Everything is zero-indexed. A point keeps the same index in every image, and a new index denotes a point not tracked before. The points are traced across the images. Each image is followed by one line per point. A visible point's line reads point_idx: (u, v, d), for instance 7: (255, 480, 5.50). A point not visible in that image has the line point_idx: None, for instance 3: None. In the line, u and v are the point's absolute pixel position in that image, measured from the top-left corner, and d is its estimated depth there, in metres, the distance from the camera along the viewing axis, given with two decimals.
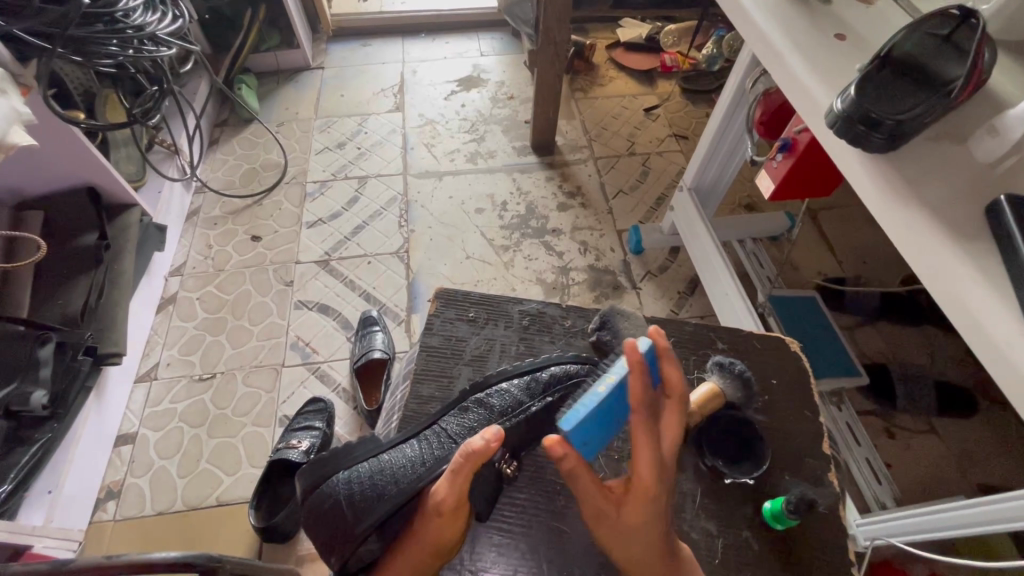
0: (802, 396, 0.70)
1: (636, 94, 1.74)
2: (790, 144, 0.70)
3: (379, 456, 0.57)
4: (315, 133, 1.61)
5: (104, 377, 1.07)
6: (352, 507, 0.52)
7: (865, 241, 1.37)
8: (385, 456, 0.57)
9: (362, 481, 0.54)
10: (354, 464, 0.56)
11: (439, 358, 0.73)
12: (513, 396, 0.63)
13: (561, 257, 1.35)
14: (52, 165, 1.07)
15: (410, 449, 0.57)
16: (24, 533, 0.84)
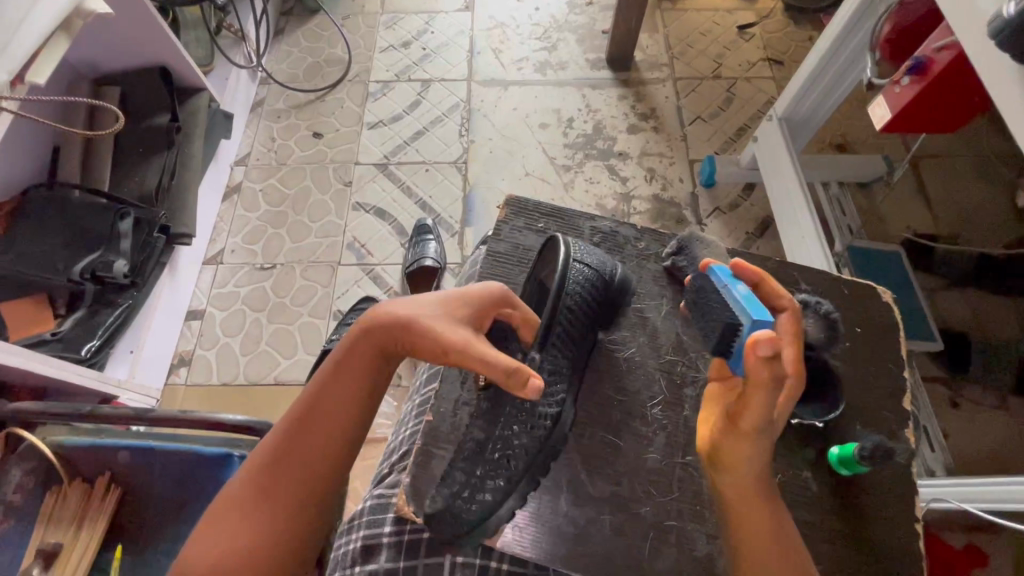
0: (888, 348, 0.64)
1: (731, 9, 1.55)
2: (923, 65, 0.61)
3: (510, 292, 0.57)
4: (380, 29, 1.54)
5: (176, 255, 1.13)
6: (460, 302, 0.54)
7: (973, 197, 1.22)
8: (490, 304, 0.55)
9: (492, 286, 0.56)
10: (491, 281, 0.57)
11: (505, 264, 0.67)
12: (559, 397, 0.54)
13: (624, 183, 1.29)
14: (128, 39, 1.08)
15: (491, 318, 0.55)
16: (112, 384, 0.94)
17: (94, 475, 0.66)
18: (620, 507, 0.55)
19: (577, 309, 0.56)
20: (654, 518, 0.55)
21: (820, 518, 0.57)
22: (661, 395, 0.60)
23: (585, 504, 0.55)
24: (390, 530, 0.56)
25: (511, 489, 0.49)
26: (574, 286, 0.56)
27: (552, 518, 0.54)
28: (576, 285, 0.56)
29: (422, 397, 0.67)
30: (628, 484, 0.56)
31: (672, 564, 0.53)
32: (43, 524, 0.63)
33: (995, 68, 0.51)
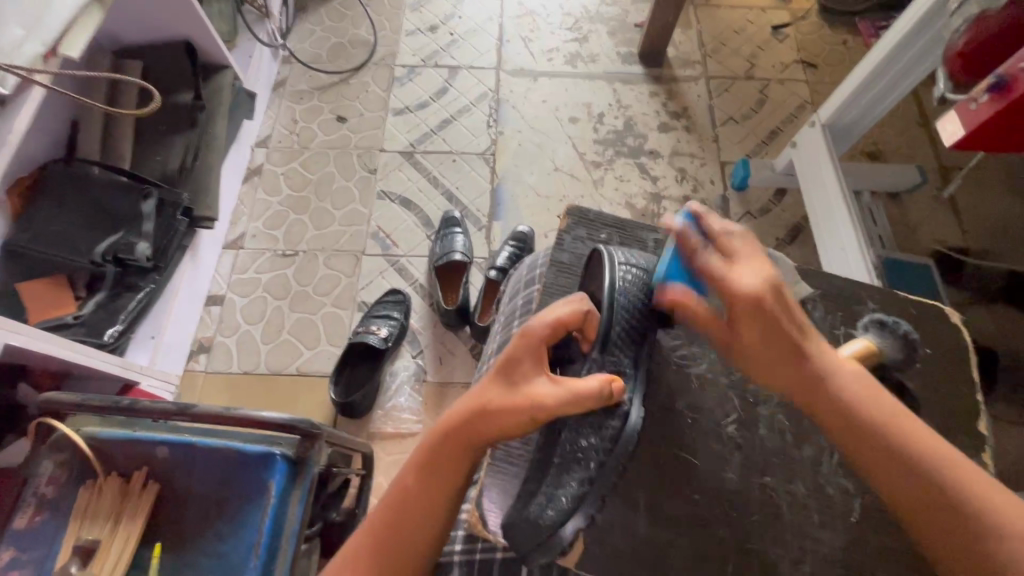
0: (957, 370, 0.63)
1: (765, 8, 1.52)
2: (1004, 85, 0.59)
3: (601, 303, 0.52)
4: (406, 12, 1.49)
5: (197, 239, 1.10)
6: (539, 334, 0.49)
7: (1005, 213, 1.22)
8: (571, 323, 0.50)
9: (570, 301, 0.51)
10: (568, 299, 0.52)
11: (568, 275, 0.65)
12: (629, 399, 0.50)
13: (654, 183, 1.27)
14: (153, 12, 1.04)
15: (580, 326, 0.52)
16: (133, 370, 0.92)
17: (129, 469, 0.64)
18: (699, 527, 0.55)
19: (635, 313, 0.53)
20: (734, 540, 0.54)
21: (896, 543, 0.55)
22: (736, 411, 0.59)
23: (665, 526, 0.55)
24: (461, 547, 0.57)
25: (586, 494, 0.44)
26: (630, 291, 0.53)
27: (621, 542, 0.54)
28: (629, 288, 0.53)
29: None
30: (706, 504, 0.55)
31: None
32: (78, 519, 0.61)
33: None
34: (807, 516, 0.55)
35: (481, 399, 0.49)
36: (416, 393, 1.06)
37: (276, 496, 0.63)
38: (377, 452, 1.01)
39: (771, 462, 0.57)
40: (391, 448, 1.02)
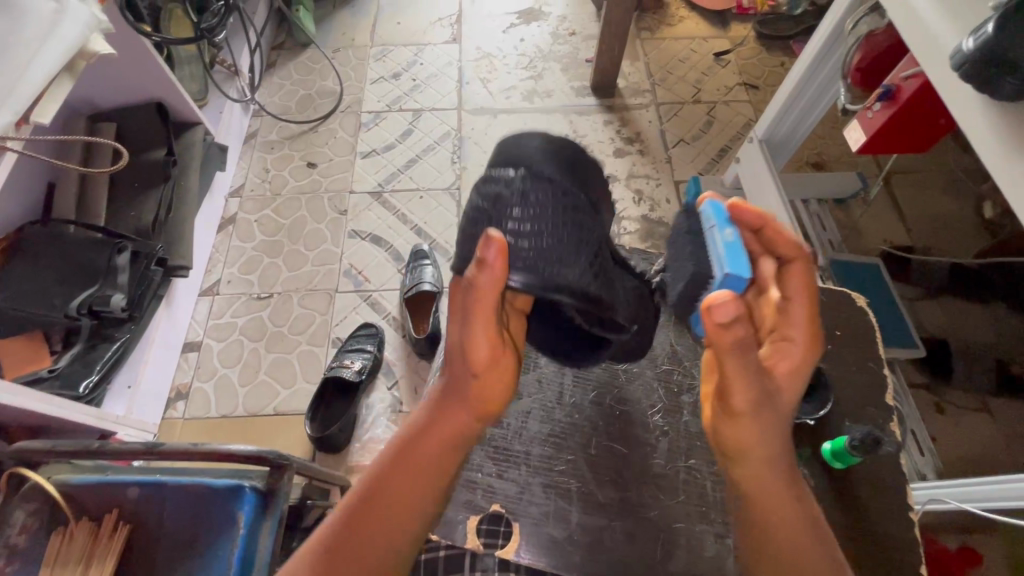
0: (864, 347, 0.67)
1: (706, 37, 1.63)
2: (891, 92, 0.70)
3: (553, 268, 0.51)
4: (370, 62, 1.58)
5: (173, 287, 1.13)
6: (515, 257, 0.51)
7: (941, 209, 1.29)
8: (560, 267, 0.51)
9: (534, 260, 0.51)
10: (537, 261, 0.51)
11: None
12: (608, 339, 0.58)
13: (613, 205, 1.33)
14: (125, 77, 1.10)
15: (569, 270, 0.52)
16: (110, 421, 0.92)
17: (101, 512, 0.66)
18: (630, 515, 0.59)
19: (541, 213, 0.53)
20: (663, 522, 0.59)
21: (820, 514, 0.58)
22: (661, 404, 0.65)
23: (596, 514, 0.59)
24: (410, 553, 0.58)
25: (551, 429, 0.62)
26: (523, 213, 0.53)
27: (559, 532, 0.58)
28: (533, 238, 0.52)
29: None
30: (636, 491, 0.60)
31: (688, 561, 0.57)
32: (49, 566, 0.62)
33: (956, 95, 0.55)
34: None
35: (473, 378, 0.55)
36: (392, 423, 1.07)
37: (245, 529, 0.63)
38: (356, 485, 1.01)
39: (693, 445, 0.63)
40: None
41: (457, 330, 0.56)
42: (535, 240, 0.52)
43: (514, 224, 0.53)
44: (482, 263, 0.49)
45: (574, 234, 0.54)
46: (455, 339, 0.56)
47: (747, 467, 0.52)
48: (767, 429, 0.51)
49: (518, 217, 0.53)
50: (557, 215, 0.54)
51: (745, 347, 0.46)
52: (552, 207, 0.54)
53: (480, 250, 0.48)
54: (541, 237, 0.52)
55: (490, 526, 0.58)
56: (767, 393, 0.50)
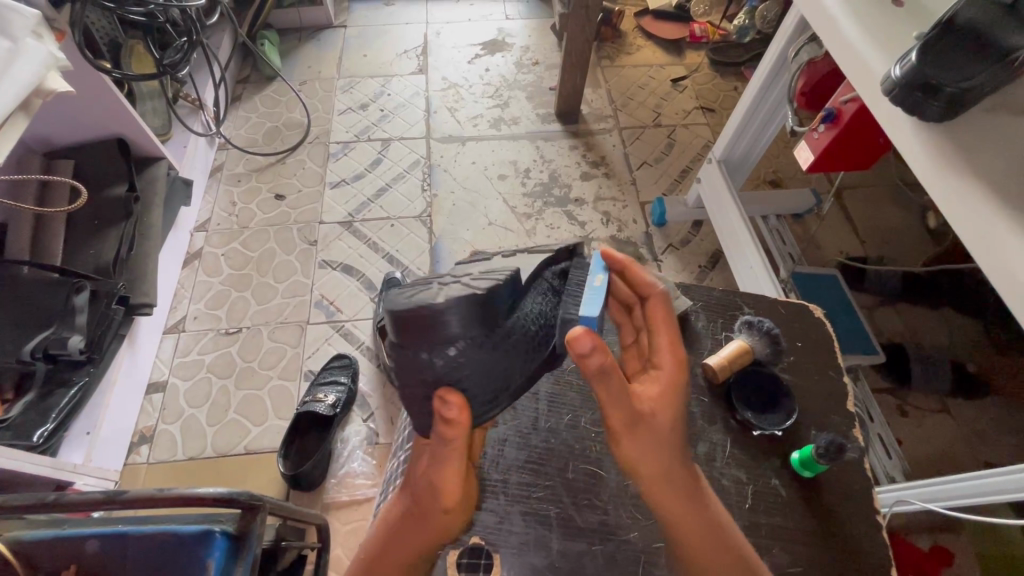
0: (824, 356, 0.70)
1: (663, 64, 1.71)
2: (834, 114, 0.75)
3: (465, 354, 0.49)
4: (338, 93, 1.59)
5: (135, 326, 1.09)
6: (434, 364, 0.49)
7: (888, 221, 1.36)
8: (470, 355, 0.49)
9: (454, 362, 0.49)
10: (449, 359, 0.48)
11: None
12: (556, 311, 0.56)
13: (582, 227, 1.36)
14: (84, 114, 1.08)
15: (476, 351, 0.49)
16: (66, 470, 0.87)
17: (58, 568, 0.62)
18: (610, 537, 0.59)
19: (472, 340, 0.48)
20: (643, 543, 0.58)
21: (792, 522, 0.59)
22: None
23: (576, 537, 0.59)
24: None
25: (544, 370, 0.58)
26: (453, 352, 0.48)
27: (539, 561, 0.57)
28: (442, 346, 0.48)
29: (405, 455, 0.69)
30: (614, 512, 0.60)
31: None
32: None
33: (889, 117, 0.59)
34: None
35: (444, 514, 0.52)
36: (369, 456, 1.05)
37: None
38: (333, 523, 0.98)
39: None
40: (348, 516, 0.99)
41: (424, 468, 0.53)
42: (470, 371, 0.50)
43: (444, 364, 0.49)
44: (447, 420, 0.49)
45: (479, 326, 0.48)
46: (419, 481, 0.54)
47: (647, 486, 0.53)
48: (656, 443, 0.53)
49: (451, 351, 0.48)
50: (485, 340, 0.49)
51: (610, 378, 0.50)
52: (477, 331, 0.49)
53: (439, 409, 0.49)
54: (478, 368, 0.50)
55: (470, 559, 0.57)
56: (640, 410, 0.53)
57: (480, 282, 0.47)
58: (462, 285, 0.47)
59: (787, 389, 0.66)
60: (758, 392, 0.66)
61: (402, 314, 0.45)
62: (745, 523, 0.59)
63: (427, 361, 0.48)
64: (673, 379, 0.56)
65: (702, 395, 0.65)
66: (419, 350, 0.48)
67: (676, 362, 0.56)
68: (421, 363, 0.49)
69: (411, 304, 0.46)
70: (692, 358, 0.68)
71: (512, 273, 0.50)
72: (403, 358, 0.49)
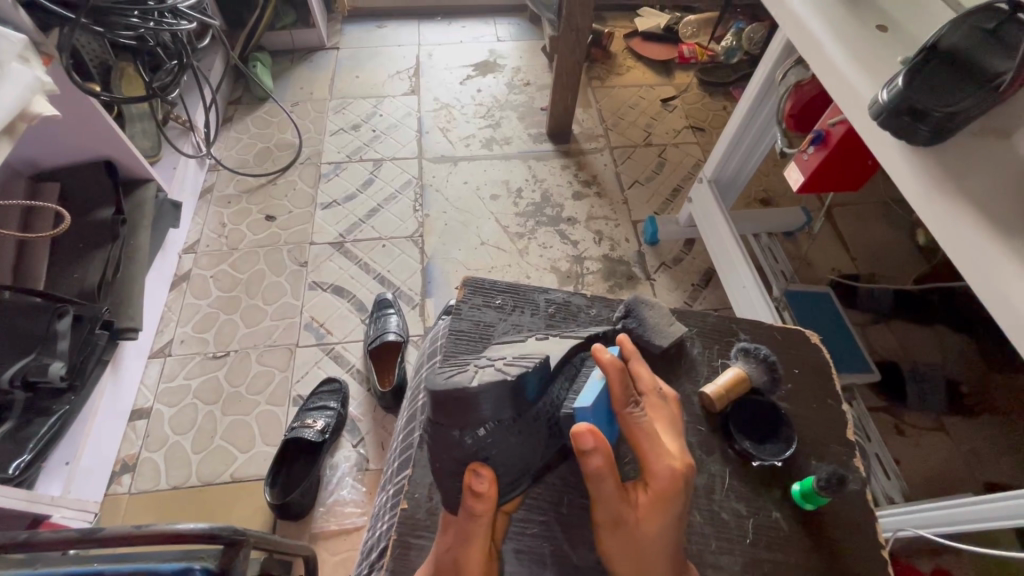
0: (822, 384, 0.69)
1: (653, 85, 1.73)
2: (823, 137, 0.76)
3: (495, 435, 0.49)
4: (330, 114, 1.60)
5: (120, 351, 1.07)
6: (466, 444, 0.48)
7: (878, 240, 1.37)
8: (500, 434, 0.49)
9: (486, 443, 0.48)
10: (480, 439, 0.48)
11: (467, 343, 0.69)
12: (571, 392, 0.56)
13: (575, 246, 1.35)
14: (71, 136, 1.07)
15: (506, 430, 0.49)
16: (43, 503, 0.84)
17: None
18: None
19: (501, 422, 0.49)
20: None
21: (794, 557, 0.58)
22: None
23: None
24: None
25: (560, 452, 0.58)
26: (483, 433, 0.48)
27: None
28: (476, 425, 0.47)
29: (395, 487, 0.67)
30: None
31: None
32: None
33: (878, 140, 0.58)
34: (707, 544, 0.57)
35: None
36: (359, 483, 1.02)
37: None
38: (321, 554, 0.95)
39: None
40: (337, 547, 0.96)
41: (447, 544, 0.49)
42: (498, 451, 0.49)
43: (473, 443, 0.48)
44: (475, 494, 0.47)
45: (512, 407, 0.49)
46: (441, 560, 0.49)
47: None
48: (640, 550, 0.48)
49: (481, 432, 0.48)
50: (514, 421, 0.50)
51: (605, 478, 0.46)
52: (507, 415, 0.49)
53: (469, 482, 0.47)
54: (505, 451, 0.50)
55: None
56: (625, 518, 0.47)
57: (512, 366, 0.48)
58: (497, 368, 0.48)
59: (785, 417, 0.65)
60: (756, 422, 0.65)
61: (442, 394, 0.45)
62: (747, 559, 0.57)
63: (459, 439, 0.48)
64: (668, 489, 0.48)
65: (699, 424, 0.64)
66: (458, 425, 0.47)
67: (672, 471, 0.48)
68: (451, 440, 0.48)
69: (451, 384, 0.46)
70: (689, 385, 0.67)
71: (544, 361, 0.51)
72: (436, 432, 0.48)
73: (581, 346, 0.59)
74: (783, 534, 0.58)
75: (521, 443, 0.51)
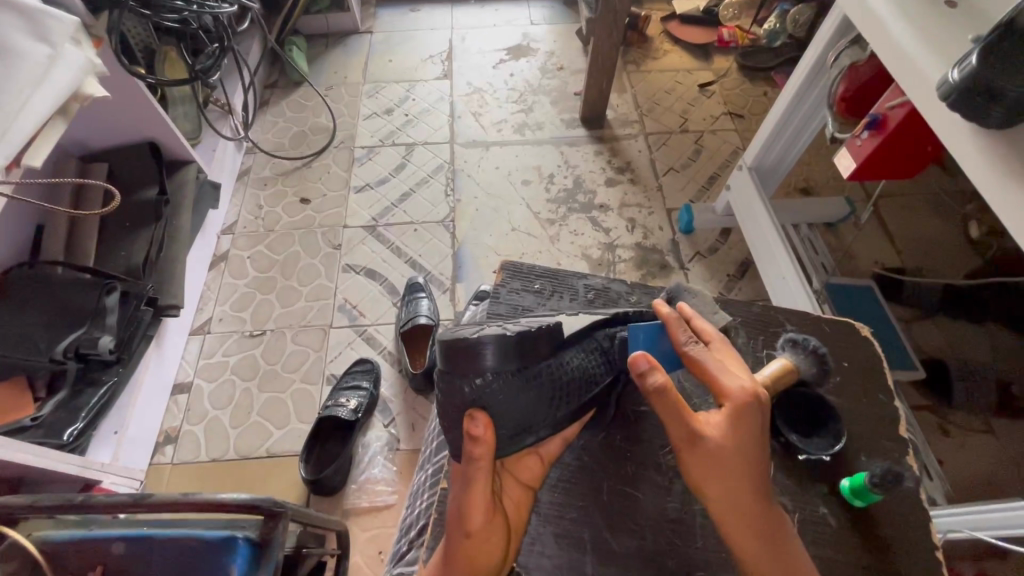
0: (873, 380, 0.66)
1: (691, 69, 1.68)
2: (879, 121, 0.73)
3: (495, 389, 0.49)
4: (363, 98, 1.60)
5: (163, 327, 1.11)
6: (470, 392, 0.49)
7: (928, 232, 1.31)
8: (500, 386, 0.49)
9: (487, 394, 0.49)
10: (479, 389, 0.49)
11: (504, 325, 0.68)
12: (590, 366, 0.56)
13: (607, 233, 1.34)
14: (119, 118, 1.10)
15: (508, 385, 0.50)
16: (94, 469, 0.88)
17: (86, 569, 0.61)
18: (644, 562, 0.57)
19: (503, 374, 0.49)
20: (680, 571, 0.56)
21: (840, 553, 0.56)
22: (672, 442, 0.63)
23: (610, 562, 0.56)
24: None
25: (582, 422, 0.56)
26: (482, 381, 0.49)
27: None
28: (476, 372, 0.49)
29: (432, 467, 0.68)
30: (651, 537, 0.58)
31: None
32: None
33: (946, 124, 0.55)
34: None
35: (466, 541, 0.47)
36: (390, 463, 1.04)
37: None
38: (353, 529, 0.98)
39: None
40: (369, 524, 0.98)
41: (454, 494, 0.50)
42: (499, 404, 0.50)
43: (474, 391, 0.49)
44: (472, 438, 0.48)
45: (515, 356, 0.49)
46: (450, 508, 0.50)
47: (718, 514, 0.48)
48: (722, 463, 0.47)
49: (480, 381, 0.49)
50: (519, 377, 0.50)
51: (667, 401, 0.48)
52: (511, 370, 0.50)
53: (467, 427, 0.48)
54: (507, 412, 0.50)
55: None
56: (699, 428, 0.48)
57: (516, 325, 0.50)
58: (501, 325, 0.50)
59: (835, 412, 0.63)
60: (798, 412, 0.64)
61: (447, 343, 0.48)
62: None
63: (461, 386, 0.49)
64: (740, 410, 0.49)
65: None
66: (460, 372, 0.49)
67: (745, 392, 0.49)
68: (454, 388, 0.49)
69: (454, 335, 0.48)
70: None
71: (555, 323, 0.53)
72: (442, 382, 0.50)
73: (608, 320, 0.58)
74: (829, 531, 0.57)
75: (528, 403, 0.51)
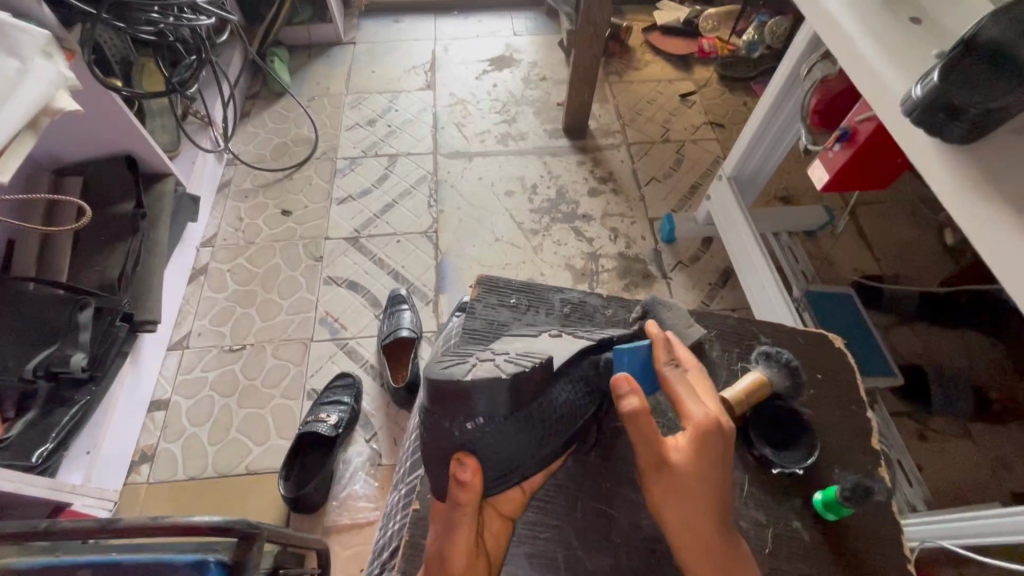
0: (846, 390, 0.67)
1: (672, 79, 1.70)
2: (850, 134, 0.74)
3: (485, 432, 0.48)
4: (346, 109, 1.60)
5: (139, 343, 1.08)
6: (459, 433, 0.48)
7: (903, 240, 1.33)
8: (491, 429, 0.48)
9: (476, 436, 0.48)
10: (469, 431, 0.48)
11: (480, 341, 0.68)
12: (579, 397, 0.55)
13: (590, 243, 1.34)
14: (94, 130, 1.08)
15: (498, 427, 0.49)
16: (65, 491, 0.86)
17: None
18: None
19: (493, 417, 0.48)
20: None
21: (814, 567, 0.56)
22: None
23: None
24: None
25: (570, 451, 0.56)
26: (473, 426, 0.48)
27: None
28: (468, 416, 0.48)
29: (407, 486, 0.67)
30: (627, 555, 0.57)
31: None
32: None
33: (910, 139, 0.56)
34: None
35: None
36: (371, 479, 1.03)
37: None
38: (333, 547, 0.96)
39: None
40: (349, 541, 0.97)
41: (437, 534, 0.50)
42: (489, 447, 0.49)
43: (465, 433, 0.48)
44: (460, 484, 0.47)
45: (507, 399, 0.48)
46: (431, 550, 0.50)
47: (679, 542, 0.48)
48: (682, 488, 0.47)
49: (470, 425, 0.48)
50: (511, 419, 0.49)
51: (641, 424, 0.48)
52: (501, 411, 0.48)
53: (454, 471, 0.48)
54: (494, 450, 0.49)
55: None
56: (666, 455, 0.48)
57: (510, 364, 0.48)
58: (495, 364, 0.48)
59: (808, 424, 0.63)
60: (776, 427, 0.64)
61: (436, 384, 0.47)
62: (764, 567, 0.56)
63: (450, 427, 0.48)
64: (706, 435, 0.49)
65: None
66: (450, 415, 0.48)
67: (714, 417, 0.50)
68: (442, 430, 0.48)
69: (444, 375, 0.47)
70: None
71: (546, 359, 0.51)
72: (430, 422, 0.49)
73: (596, 347, 0.57)
74: (803, 545, 0.57)
75: (518, 443, 0.50)
